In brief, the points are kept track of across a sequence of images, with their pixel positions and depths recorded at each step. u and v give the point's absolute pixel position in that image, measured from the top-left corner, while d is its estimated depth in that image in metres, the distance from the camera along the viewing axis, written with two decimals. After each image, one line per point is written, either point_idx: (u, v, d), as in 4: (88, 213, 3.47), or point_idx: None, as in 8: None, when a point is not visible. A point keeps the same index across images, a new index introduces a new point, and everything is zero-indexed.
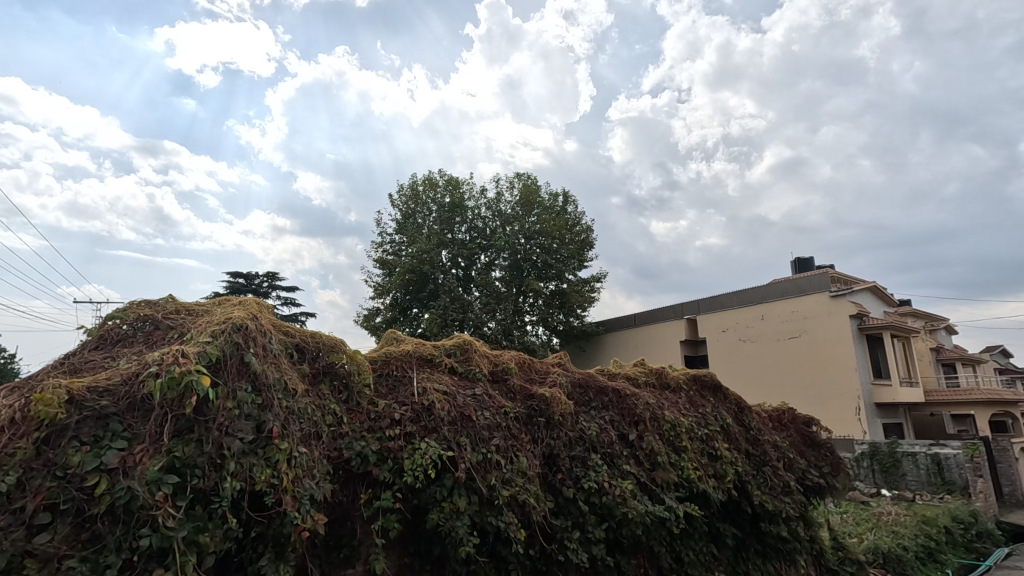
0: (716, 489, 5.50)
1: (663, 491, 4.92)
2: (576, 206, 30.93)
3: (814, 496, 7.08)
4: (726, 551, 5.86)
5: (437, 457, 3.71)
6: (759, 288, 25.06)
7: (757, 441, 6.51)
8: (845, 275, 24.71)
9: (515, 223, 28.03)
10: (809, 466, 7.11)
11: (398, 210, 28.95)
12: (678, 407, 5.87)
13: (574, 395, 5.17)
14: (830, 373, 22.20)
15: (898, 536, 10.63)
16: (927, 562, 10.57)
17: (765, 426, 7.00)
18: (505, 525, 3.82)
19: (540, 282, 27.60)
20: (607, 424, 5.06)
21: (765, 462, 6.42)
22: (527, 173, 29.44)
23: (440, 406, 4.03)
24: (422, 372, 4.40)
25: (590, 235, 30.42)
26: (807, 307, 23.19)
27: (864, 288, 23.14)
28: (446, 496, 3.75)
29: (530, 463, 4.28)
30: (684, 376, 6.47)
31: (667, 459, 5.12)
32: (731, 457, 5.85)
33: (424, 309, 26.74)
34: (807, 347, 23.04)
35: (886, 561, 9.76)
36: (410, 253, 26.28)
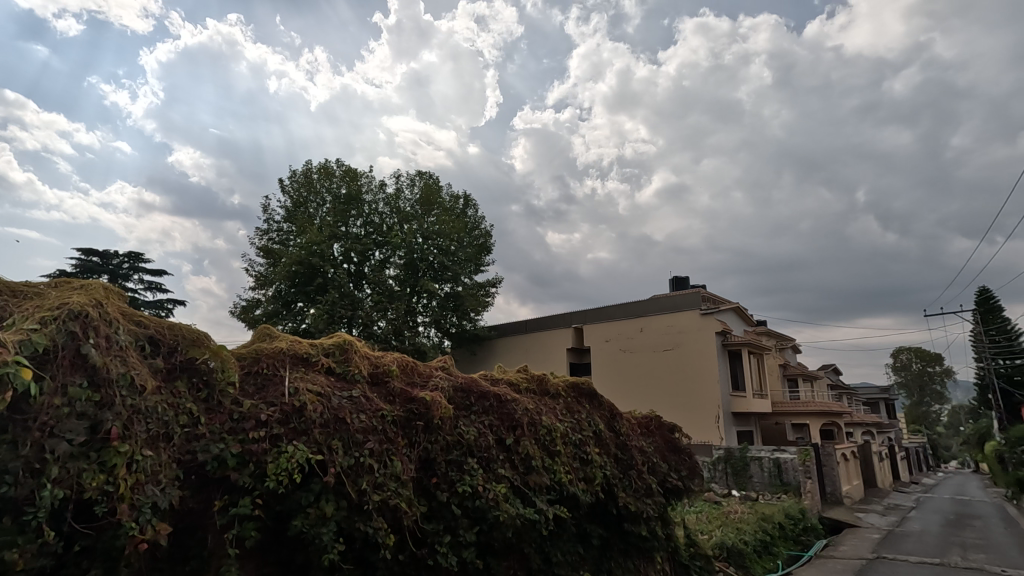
0: (585, 492, 5.80)
1: (535, 494, 5.12)
2: (476, 210, 31.13)
3: (673, 498, 7.69)
4: (591, 551, 6.20)
5: (305, 461, 3.53)
6: (641, 302, 26.86)
7: (626, 446, 6.92)
8: (714, 295, 27.24)
9: (413, 222, 27.55)
10: (670, 469, 7.71)
11: (289, 196, 27.26)
12: (555, 414, 6.08)
13: (455, 400, 5.19)
14: (696, 383, 24.29)
15: (741, 532, 11.91)
16: (763, 555, 11.95)
17: (634, 432, 7.48)
18: (374, 531, 3.74)
19: (434, 283, 27.35)
20: (486, 428, 5.11)
21: (632, 467, 6.83)
22: (429, 173, 29.16)
23: (313, 408, 3.84)
24: (295, 371, 4.17)
25: (488, 239, 30.76)
26: (680, 322, 25.22)
27: (729, 308, 25.68)
28: (312, 501, 3.59)
29: (405, 468, 4.22)
30: (563, 383, 6.71)
31: (541, 463, 5.31)
32: (601, 462, 6.19)
33: (310, 303, 25.38)
34: (678, 359, 25.04)
35: (730, 554, 10.87)
36: (300, 244, 24.81)
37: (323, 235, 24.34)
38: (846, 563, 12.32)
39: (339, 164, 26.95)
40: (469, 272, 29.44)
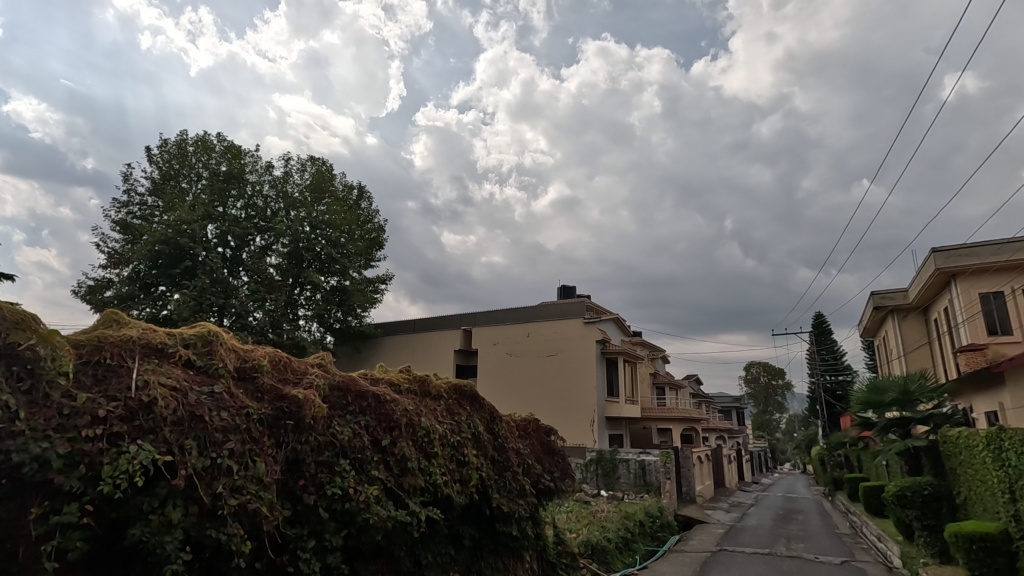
0: (459, 493, 5.85)
1: (408, 496, 5.06)
2: (370, 203, 30.13)
3: (544, 499, 7.98)
4: (462, 552, 6.26)
5: (150, 463, 3.19)
6: (529, 308, 27.62)
7: (503, 448, 7.04)
8: (597, 305, 28.77)
9: (301, 209, 26.00)
10: (544, 471, 8.00)
11: (156, 167, 24.49)
12: (435, 415, 6.06)
13: (330, 399, 4.98)
14: (575, 388, 25.42)
15: (605, 530, 12.64)
16: (623, 551, 12.78)
17: (512, 434, 7.64)
18: (228, 537, 3.48)
19: (320, 275, 26.03)
20: (361, 429, 4.95)
21: (507, 468, 6.98)
22: (322, 159, 27.72)
23: (165, 404, 3.48)
24: (147, 362, 3.76)
25: (381, 234, 29.90)
26: (564, 329, 26.30)
27: (609, 318, 27.26)
28: (157, 507, 3.26)
29: (268, 470, 3.96)
30: (446, 385, 6.70)
31: (417, 464, 5.26)
32: (477, 463, 6.26)
33: (174, 288, 22.97)
34: (560, 364, 26.08)
35: (594, 551, 11.47)
36: (166, 221, 22.35)
37: (196, 214, 22.13)
38: (693, 556, 13.57)
39: (220, 139, 24.72)
40: (358, 266, 28.42)
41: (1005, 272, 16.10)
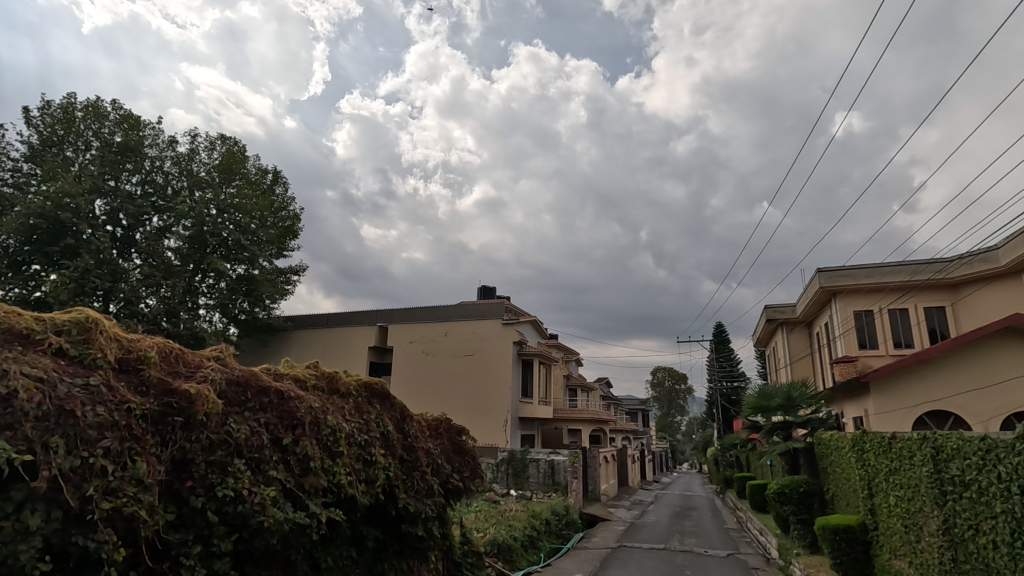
0: (364, 494, 5.69)
1: (309, 497, 4.84)
2: (285, 189, 28.60)
3: (452, 498, 7.94)
4: (365, 554, 6.11)
5: (4, 464, 2.83)
6: (448, 307, 27.46)
7: (412, 448, 6.92)
8: (515, 307, 29.11)
9: (207, 190, 24.18)
10: (453, 470, 7.96)
11: (36, 131, 21.81)
12: (342, 413, 5.85)
13: (227, 394, 4.67)
14: (490, 388, 25.54)
15: (512, 529, 12.80)
16: (529, 549, 13.01)
17: (422, 433, 7.53)
18: (98, 545, 3.16)
19: (225, 263, 24.36)
20: (260, 427, 4.68)
21: (416, 467, 6.87)
22: (234, 139, 25.92)
23: (28, 397, 3.11)
24: (7, 349, 3.33)
25: (296, 223, 28.49)
26: (483, 329, 26.36)
27: (527, 320, 27.69)
28: (11, 513, 2.90)
29: (151, 470, 3.64)
30: (355, 382, 6.50)
31: (320, 464, 5.05)
32: (385, 463, 6.11)
33: (51, 267, 20.60)
34: (476, 364, 26.11)
35: (499, 550, 11.58)
36: (45, 192, 19.93)
37: (82, 187, 19.90)
38: (595, 553, 14.08)
39: (115, 106, 22.43)
40: (269, 255, 26.91)
41: (876, 292, 18.08)
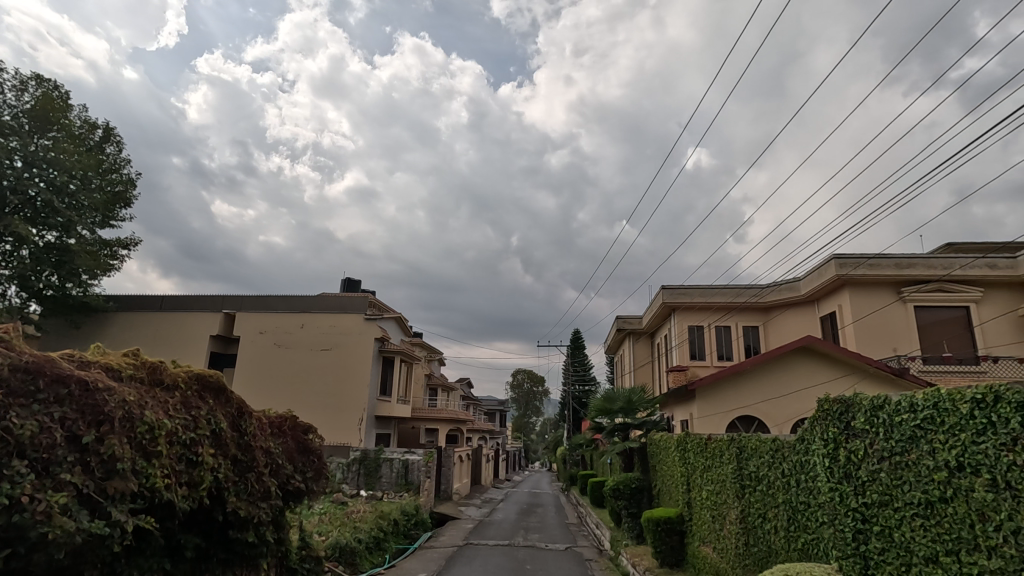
0: (185, 498, 5.11)
1: (113, 504, 4.22)
2: (118, 149, 24.84)
3: (291, 501, 7.45)
4: (180, 565, 5.50)
5: None
6: (306, 297, 25.83)
7: (249, 447, 6.35)
8: (380, 303, 28.33)
9: (12, 138, 20.12)
10: (294, 471, 7.45)
11: None
12: (165, 408, 5.19)
13: (10, 383, 3.90)
14: (347, 385, 24.40)
15: (357, 531, 12.38)
16: (373, 551, 12.66)
17: (262, 431, 6.95)
18: None
19: (30, 227, 20.47)
20: (52, 423, 3.96)
21: (251, 469, 6.31)
22: (54, 82, 21.88)
23: None
24: None
25: (129, 189, 24.88)
26: (344, 323, 25.18)
27: (391, 317, 27.05)
28: None
29: None
30: (185, 374, 5.82)
31: (131, 466, 4.40)
32: (213, 464, 5.53)
33: None
34: (333, 360, 24.84)
35: (341, 553, 11.10)
36: None
37: None
38: (441, 551, 14.12)
39: None
40: (90, 223, 23.15)
41: (707, 311, 20.48)
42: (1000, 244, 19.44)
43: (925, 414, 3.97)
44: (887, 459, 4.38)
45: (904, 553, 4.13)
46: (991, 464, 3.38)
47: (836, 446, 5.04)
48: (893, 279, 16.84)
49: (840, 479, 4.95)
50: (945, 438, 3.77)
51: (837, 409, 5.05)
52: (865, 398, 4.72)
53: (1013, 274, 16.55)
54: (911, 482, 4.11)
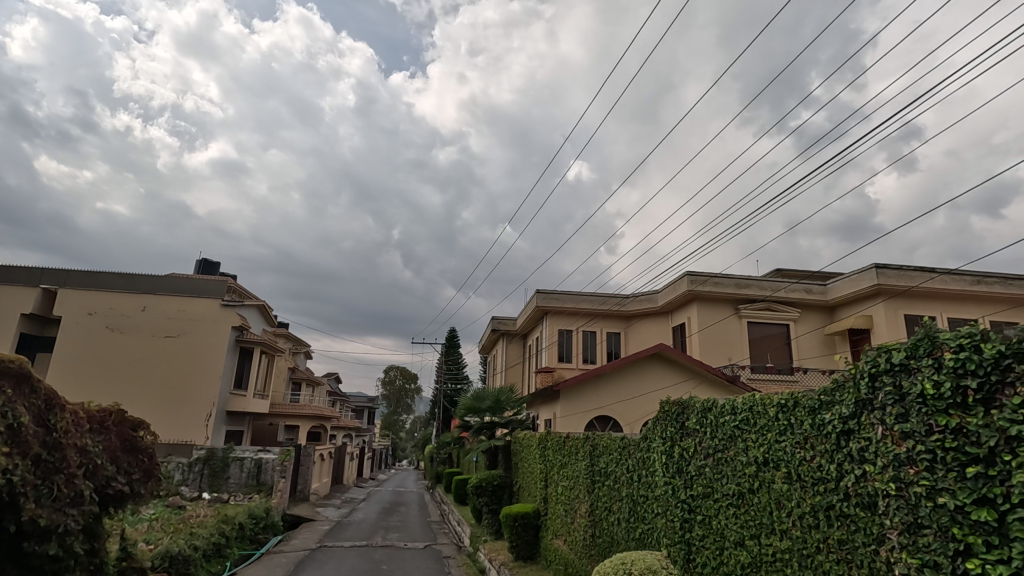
0: None
1: None
2: None
3: (111, 506, 6.56)
4: None
5: None
6: (151, 277, 22.93)
7: (59, 446, 5.46)
8: (241, 288, 26.06)
9: None
10: (118, 473, 6.56)
11: None
12: None
13: None
14: (194, 378, 21.98)
15: (193, 537, 11.22)
16: (211, 559, 11.55)
17: (79, 427, 6.03)
18: None
19: None
20: None
21: (59, 471, 5.44)
22: None
23: None
24: None
25: None
26: (195, 309, 22.70)
27: (252, 304, 25.00)
28: None
29: None
30: None
31: None
32: (6, 465, 4.69)
33: None
34: (179, 348, 22.27)
35: (171, 563, 9.98)
36: None
37: None
38: (291, 556, 13.29)
39: None
40: None
41: (576, 316, 21.62)
42: (815, 272, 22.90)
43: (743, 416, 4.53)
44: (711, 456, 4.94)
45: (719, 538, 4.69)
46: (788, 459, 3.95)
47: (672, 443, 5.58)
48: (732, 297, 19.09)
49: (674, 474, 5.47)
50: (756, 437, 4.33)
51: (675, 410, 5.59)
52: (698, 401, 5.26)
53: (822, 298, 19.59)
54: (728, 475, 4.67)
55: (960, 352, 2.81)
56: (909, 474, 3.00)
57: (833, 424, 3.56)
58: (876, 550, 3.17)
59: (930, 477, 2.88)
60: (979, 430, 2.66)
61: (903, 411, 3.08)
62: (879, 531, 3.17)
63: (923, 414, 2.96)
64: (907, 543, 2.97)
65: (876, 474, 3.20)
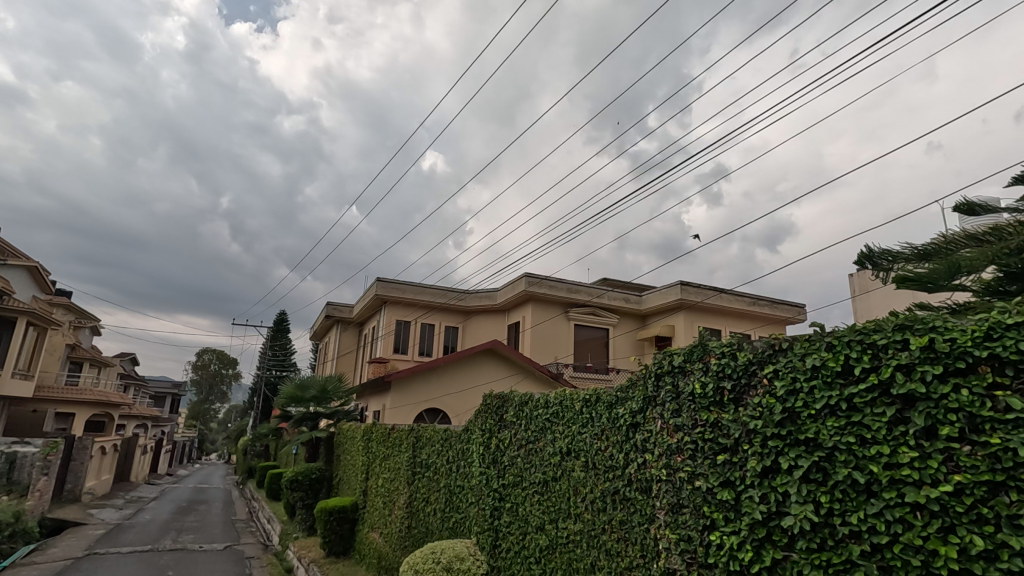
0: None
1: None
2: None
3: None
4: None
5: None
6: None
7: None
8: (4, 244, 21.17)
9: None
10: None
11: None
12: None
13: None
14: None
15: None
16: None
17: None
18: None
19: None
20: None
21: None
22: None
23: None
24: None
25: None
26: None
27: (19, 265, 20.46)
28: None
29: None
30: None
31: None
32: None
33: None
34: None
35: None
36: None
37: None
38: (45, 568, 11.10)
39: None
40: None
41: (415, 307, 21.42)
42: (633, 284, 25.64)
43: (554, 410, 4.86)
44: (524, 446, 5.22)
45: (523, 524, 4.99)
46: (587, 449, 4.34)
47: (490, 435, 5.79)
48: (563, 300, 20.50)
49: (489, 465, 5.69)
50: (563, 429, 4.68)
51: (495, 404, 5.80)
52: (516, 395, 5.52)
53: (637, 307, 21.98)
54: (536, 465, 4.98)
55: (722, 358, 3.34)
56: (677, 461, 3.48)
57: (624, 417, 4.00)
58: (647, 528, 3.63)
59: (691, 463, 3.37)
60: (731, 423, 3.19)
61: (677, 407, 3.55)
62: (650, 511, 3.63)
63: (692, 410, 3.45)
64: (670, 521, 3.44)
65: (653, 461, 3.66)
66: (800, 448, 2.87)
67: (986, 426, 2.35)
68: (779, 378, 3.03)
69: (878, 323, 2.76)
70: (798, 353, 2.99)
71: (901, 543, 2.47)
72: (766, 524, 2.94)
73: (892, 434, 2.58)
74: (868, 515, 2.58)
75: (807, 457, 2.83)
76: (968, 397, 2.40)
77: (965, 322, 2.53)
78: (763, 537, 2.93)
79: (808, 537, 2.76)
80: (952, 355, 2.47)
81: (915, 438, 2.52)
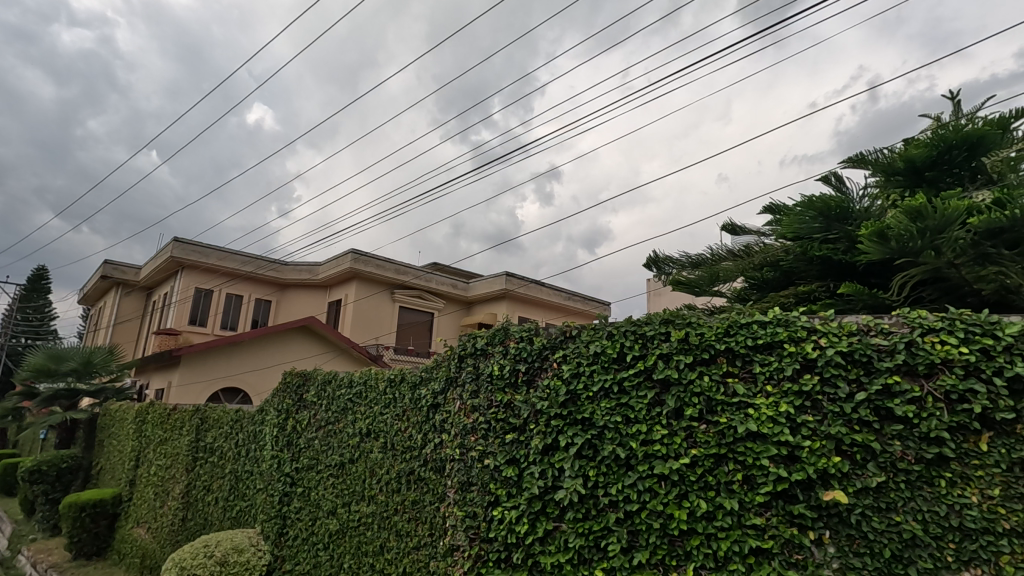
0: None
1: None
2: None
3: None
4: None
5: None
6: None
7: None
8: None
9: None
10: None
11: None
12: None
13: None
14: None
15: None
16: None
17: None
18: None
19: None
20: None
21: None
22: None
23: None
24: None
25: None
26: None
27: None
28: None
29: None
30: None
31: None
32: None
33: None
34: None
35: None
36: None
37: None
38: None
39: None
40: None
41: (217, 275, 18.92)
42: (461, 270, 26.06)
43: (357, 390, 4.65)
44: (322, 428, 4.92)
45: (314, 509, 4.72)
46: (387, 430, 4.24)
47: (286, 417, 5.35)
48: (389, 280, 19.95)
49: (282, 448, 5.26)
50: (364, 409, 4.51)
51: (295, 382, 5.36)
52: (319, 374, 5.17)
53: (462, 294, 22.33)
54: (333, 447, 4.74)
55: (520, 342, 3.50)
56: (470, 440, 3.56)
57: (425, 398, 3.99)
58: (437, 506, 3.68)
59: (482, 442, 3.47)
60: (521, 404, 3.36)
61: (475, 389, 3.63)
62: (441, 490, 3.68)
63: (488, 391, 3.55)
64: (459, 499, 3.50)
65: (448, 441, 3.70)
66: (577, 427, 3.13)
67: (719, 407, 2.80)
68: (566, 362, 3.26)
69: (650, 317, 3.12)
70: (584, 340, 3.25)
71: (647, 509, 2.84)
72: (543, 497, 3.15)
73: (650, 414, 2.94)
74: (625, 486, 2.92)
75: (582, 435, 3.09)
76: (708, 382, 2.84)
77: (712, 320, 2.99)
78: (539, 510, 3.15)
79: (576, 508, 3.03)
80: (701, 347, 2.91)
81: (666, 418, 2.90)
